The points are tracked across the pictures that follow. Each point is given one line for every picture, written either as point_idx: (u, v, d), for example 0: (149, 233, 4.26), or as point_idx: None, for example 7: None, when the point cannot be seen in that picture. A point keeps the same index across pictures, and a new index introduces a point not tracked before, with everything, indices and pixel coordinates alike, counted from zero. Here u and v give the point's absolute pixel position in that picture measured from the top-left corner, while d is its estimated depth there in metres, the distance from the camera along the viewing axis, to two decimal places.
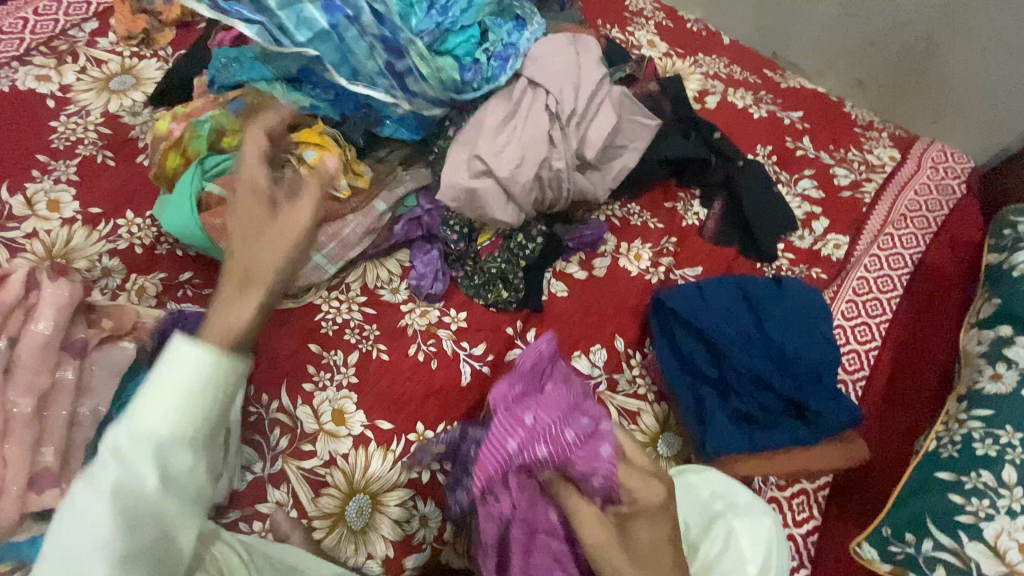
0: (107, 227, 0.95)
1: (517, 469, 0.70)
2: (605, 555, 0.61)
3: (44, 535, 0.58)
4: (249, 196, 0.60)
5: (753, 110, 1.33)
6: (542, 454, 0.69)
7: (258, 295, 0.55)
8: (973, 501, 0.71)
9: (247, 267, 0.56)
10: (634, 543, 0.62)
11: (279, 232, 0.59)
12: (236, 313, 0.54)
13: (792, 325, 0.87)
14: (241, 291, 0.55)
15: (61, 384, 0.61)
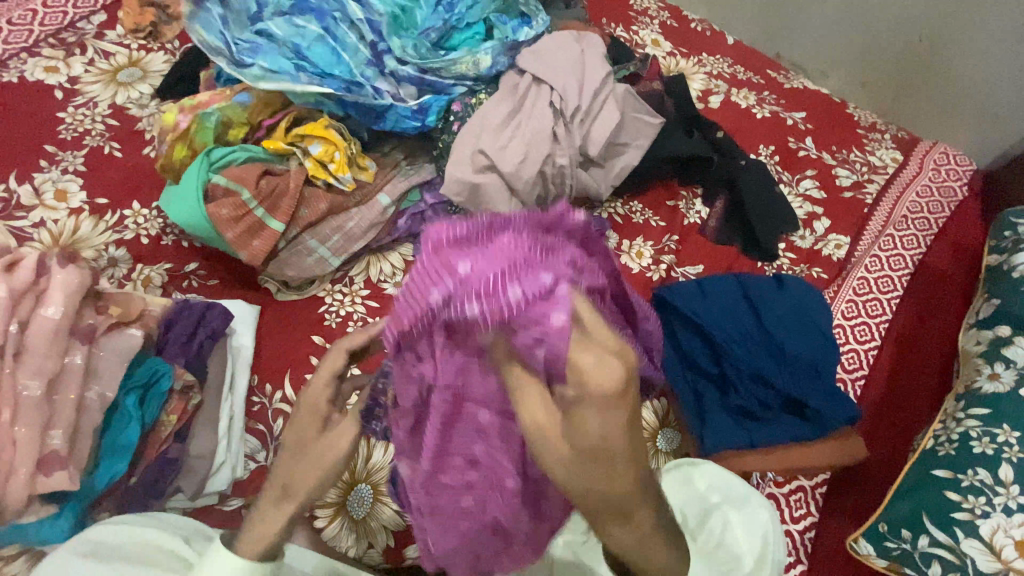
0: (113, 218, 0.96)
1: (441, 327, 0.51)
2: (542, 441, 0.40)
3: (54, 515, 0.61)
4: (306, 396, 0.55)
5: (756, 110, 1.33)
6: (473, 312, 0.49)
7: (291, 510, 0.52)
8: (969, 499, 0.71)
9: (285, 480, 0.52)
10: (580, 440, 0.37)
11: (319, 452, 0.52)
12: (264, 526, 0.52)
13: (793, 323, 0.88)
14: (275, 503, 0.52)
15: (70, 369, 0.62)
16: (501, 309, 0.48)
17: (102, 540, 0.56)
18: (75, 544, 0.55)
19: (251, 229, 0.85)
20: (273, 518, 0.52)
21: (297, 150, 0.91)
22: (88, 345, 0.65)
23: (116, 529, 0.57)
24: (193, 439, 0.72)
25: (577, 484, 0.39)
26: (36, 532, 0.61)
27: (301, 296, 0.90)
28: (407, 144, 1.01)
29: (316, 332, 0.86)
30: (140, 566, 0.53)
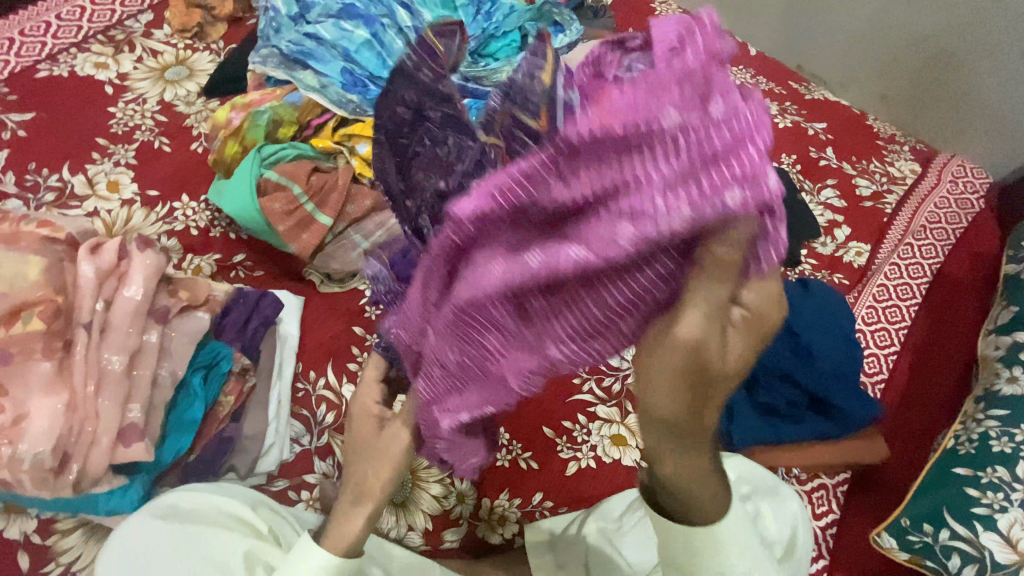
0: (164, 209, 1.00)
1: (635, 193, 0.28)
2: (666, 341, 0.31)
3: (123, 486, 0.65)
4: (360, 415, 0.59)
5: (778, 120, 1.37)
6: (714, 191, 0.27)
7: (370, 506, 0.53)
8: (988, 494, 0.74)
9: (358, 482, 0.54)
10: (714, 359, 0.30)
11: (383, 447, 0.54)
12: (346, 527, 0.52)
13: (818, 324, 0.90)
14: (354, 505, 0.53)
15: (146, 348, 0.66)
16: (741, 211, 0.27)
17: (177, 504, 0.62)
18: (152, 508, 0.61)
19: (300, 223, 0.89)
20: (352, 518, 0.52)
21: (344, 149, 0.95)
22: (161, 325, 0.69)
23: (187, 496, 0.63)
24: (247, 420, 0.76)
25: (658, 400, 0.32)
26: (107, 502, 0.64)
27: (343, 289, 0.92)
28: None
29: (356, 323, 0.87)
30: (213, 530, 0.60)
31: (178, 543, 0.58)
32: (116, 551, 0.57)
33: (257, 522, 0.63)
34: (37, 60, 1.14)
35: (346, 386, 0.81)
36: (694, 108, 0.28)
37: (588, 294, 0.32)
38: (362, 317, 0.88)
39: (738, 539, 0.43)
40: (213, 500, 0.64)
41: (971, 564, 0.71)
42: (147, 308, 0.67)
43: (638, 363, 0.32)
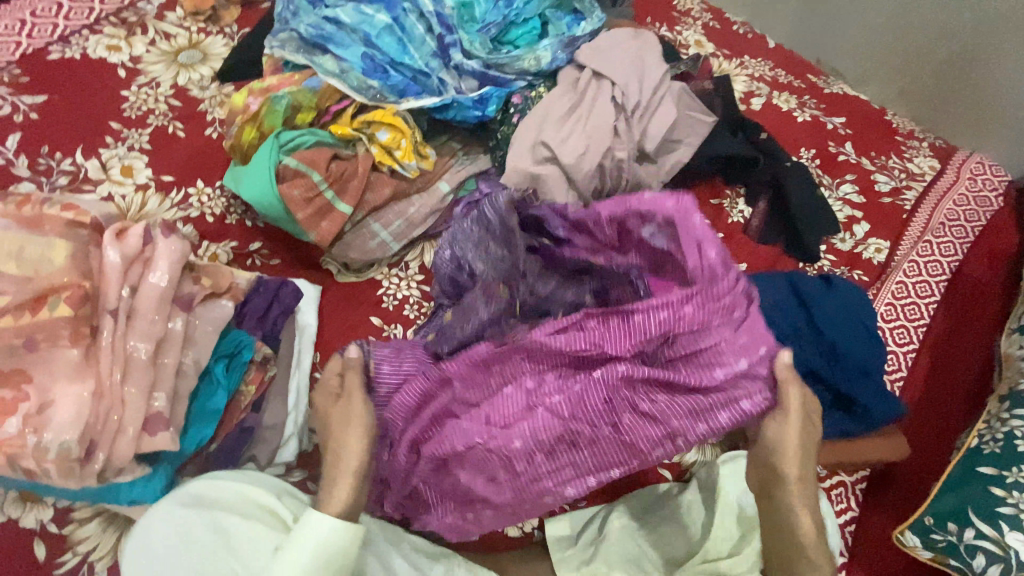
0: (179, 195, 0.99)
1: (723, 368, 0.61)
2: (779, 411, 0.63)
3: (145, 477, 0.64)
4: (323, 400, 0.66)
5: (797, 114, 1.35)
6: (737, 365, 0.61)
7: (346, 483, 0.60)
8: (1014, 494, 0.73)
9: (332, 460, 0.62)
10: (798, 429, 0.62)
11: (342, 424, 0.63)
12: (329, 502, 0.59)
13: (842, 321, 0.90)
14: (330, 483, 0.61)
15: (171, 335, 0.66)
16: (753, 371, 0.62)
17: (201, 493, 0.61)
18: (177, 496, 0.60)
19: (320, 211, 0.87)
20: (335, 490, 0.60)
21: (363, 136, 0.94)
22: (186, 312, 0.68)
23: (212, 484, 0.62)
24: (267, 410, 0.75)
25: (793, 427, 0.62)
26: (129, 491, 0.64)
27: (360, 279, 0.93)
28: (462, 134, 1.03)
29: (373, 314, 0.90)
30: (238, 524, 0.59)
31: (204, 536, 0.58)
32: (144, 541, 0.57)
33: (281, 514, 0.61)
34: (48, 42, 1.12)
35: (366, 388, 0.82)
36: (737, 305, 0.61)
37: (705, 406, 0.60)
38: (380, 307, 0.91)
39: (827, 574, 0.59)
40: (238, 490, 0.62)
41: (996, 563, 0.70)
42: (172, 295, 0.66)
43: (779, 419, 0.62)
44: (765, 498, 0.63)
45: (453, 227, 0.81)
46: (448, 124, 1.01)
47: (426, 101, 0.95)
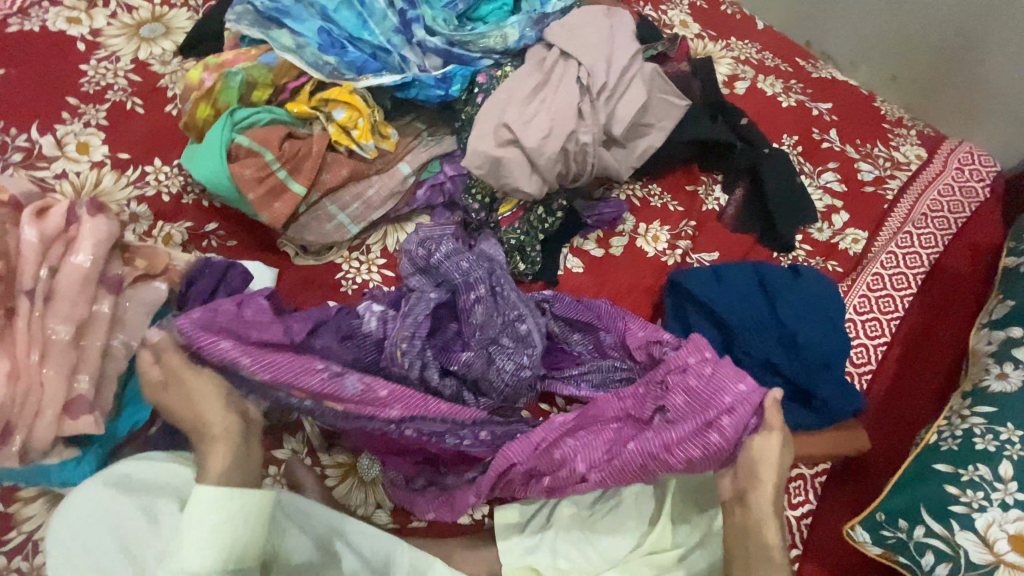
0: (135, 173, 0.96)
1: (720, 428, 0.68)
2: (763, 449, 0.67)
3: (70, 462, 0.64)
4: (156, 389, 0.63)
5: (782, 99, 1.31)
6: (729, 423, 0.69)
7: (224, 446, 0.59)
8: (968, 493, 0.72)
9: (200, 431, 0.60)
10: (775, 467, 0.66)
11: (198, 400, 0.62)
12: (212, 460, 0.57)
13: (805, 312, 0.88)
14: (209, 446, 0.59)
15: (96, 317, 0.65)
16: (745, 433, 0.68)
17: (131, 474, 0.59)
18: (104, 475, 0.59)
19: (272, 191, 0.86)
20: (218, 450, 0.58)
21: (320, 115, 0.92)
22: (115, 295, 0.67)
23: (143, 465, 0.60)
24: None
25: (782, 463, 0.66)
26: (60, 473, 0.63)
27: (319, 262, 0.92)
28: (429, 114, 1.01)
29: (331, 298, 0.89)
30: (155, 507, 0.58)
31: (131, 516, 0.56)
32: (69, 522, 0.55)
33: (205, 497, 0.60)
34: (6, 13, 1.09)
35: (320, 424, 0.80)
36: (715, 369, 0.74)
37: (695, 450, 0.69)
38: (338, 291, 0.90)
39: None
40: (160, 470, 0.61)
41: (944, 562, 0.70)
42: (97, 276, 0.65)
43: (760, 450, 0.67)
44: (741, 508, 0.65)
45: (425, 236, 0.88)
46: (412, 102, 0.99)
47: (386, 80, 0.92)
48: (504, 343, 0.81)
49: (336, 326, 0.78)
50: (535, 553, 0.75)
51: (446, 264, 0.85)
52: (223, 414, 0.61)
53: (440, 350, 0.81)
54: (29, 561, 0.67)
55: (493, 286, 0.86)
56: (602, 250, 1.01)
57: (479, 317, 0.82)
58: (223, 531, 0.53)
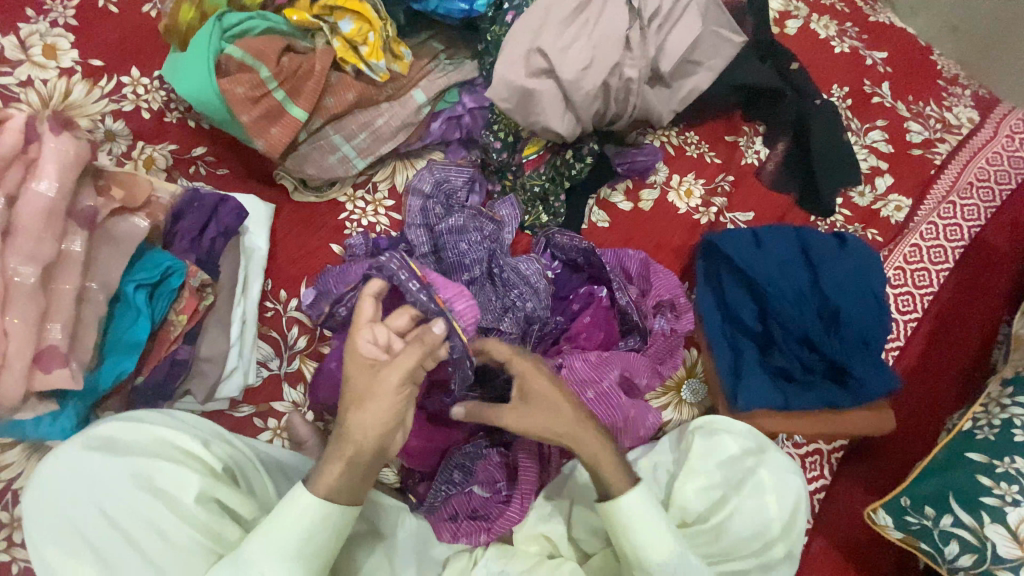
0: (110, 84, 0.81)
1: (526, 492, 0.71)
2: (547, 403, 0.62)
3: (45, 417, 0.58)
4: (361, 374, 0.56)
5: (835, 44, 1.18)
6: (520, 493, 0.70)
7: (341, 471, 0.53)
8: (1001, 485, 0.70)
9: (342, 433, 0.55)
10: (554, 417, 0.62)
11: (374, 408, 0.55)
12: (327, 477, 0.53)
13: (852, 285, 0.82)
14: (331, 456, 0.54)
15: (68, 256, 0.58)
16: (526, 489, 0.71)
17: (116, 435, 0.54)
18: (86, 437, 0.53)
19: (269, 114, 0.75)
20: (340, 474, 0.53)
21: (324, 25, 0.79)
22: (88, 230, 0.60)
23: (129, 426, 0.55)
24: (203, 341, 0.68)
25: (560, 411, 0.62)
26: (35, 429, 0.58)
27: (320, 199, 0.82)
28: (448, 33, 0.88)
29: (333, 241, 0.81)
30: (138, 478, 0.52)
31: (111, 479, 0.51)
32: (47, 488, 0.51)
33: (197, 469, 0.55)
34: None
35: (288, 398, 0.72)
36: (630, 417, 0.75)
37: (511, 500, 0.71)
38: (341, 234, 0.81)
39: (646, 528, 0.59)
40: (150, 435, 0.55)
41: (969, 552, 0.69)
42: (64, 209, 0.57)
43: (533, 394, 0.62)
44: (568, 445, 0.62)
45: (454, 200, 0.84)
46: (429, 18, 0.85)
47: None
48: (504, 327, 0.76)
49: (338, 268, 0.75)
50: (548, 522, 0.70)
51: (449, 238, 0.79)
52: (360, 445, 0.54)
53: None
54: (8, 511, 0.62)
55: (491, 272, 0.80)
56: (631, 204, 0.93)
57: (471, 299, 0.77)
58: (301, 551, 0.50)
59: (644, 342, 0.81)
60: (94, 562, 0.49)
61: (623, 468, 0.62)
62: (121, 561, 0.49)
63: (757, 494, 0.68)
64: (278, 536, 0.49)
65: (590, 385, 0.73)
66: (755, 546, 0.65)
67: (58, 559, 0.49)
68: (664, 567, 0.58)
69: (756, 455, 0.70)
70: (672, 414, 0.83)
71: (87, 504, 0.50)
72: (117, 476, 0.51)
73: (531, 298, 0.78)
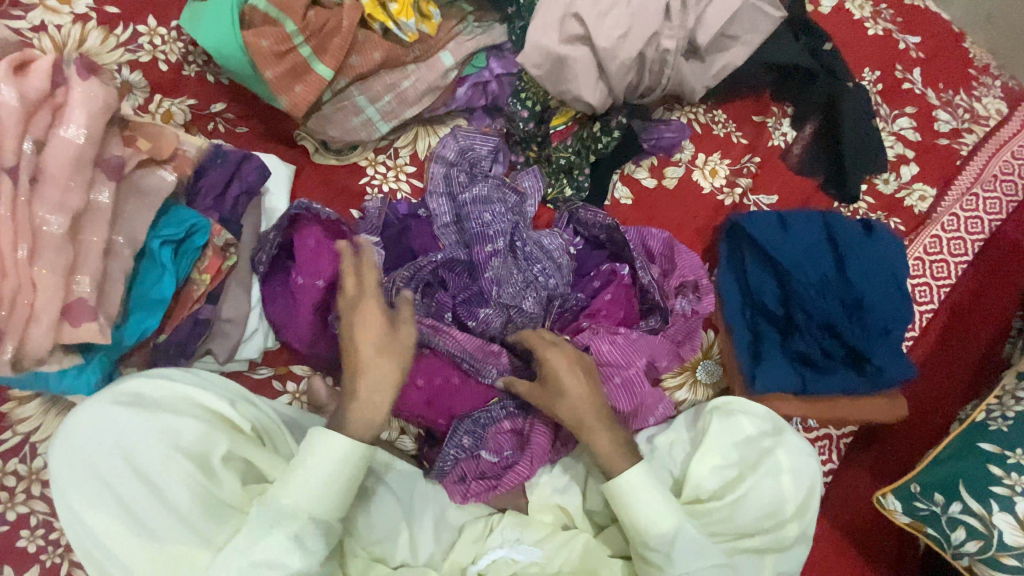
0: (126, 33, 0.76)
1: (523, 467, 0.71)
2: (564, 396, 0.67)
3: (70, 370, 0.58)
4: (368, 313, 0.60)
5: (869, 26, 1.15)
6: (518, 469, 0.70)
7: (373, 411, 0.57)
8: (1012, 476, 0.71)
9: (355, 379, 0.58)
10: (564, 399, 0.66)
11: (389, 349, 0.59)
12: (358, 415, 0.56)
13: (876, 273, 0.81)
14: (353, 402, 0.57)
15: (95, 208, 0.56)
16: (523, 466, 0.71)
17: (143, 391, 0.54)
18: (113, 392, 0.53)
19: (294, 71, 0.72)
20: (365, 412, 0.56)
21: None
22: (115, 181, 0.59)
23: (155, 383, 0.55)
24: (225, 302, 0.68)
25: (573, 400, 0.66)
26: (58, 382, 0.58)
27: (341, 162, 0.81)
28: None
29: (353, 206, 0.80)
30: (165, 434, 0.52)
31: (138, 434, 0.51)
32: (73, 440, 0.51)
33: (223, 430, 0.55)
34: None
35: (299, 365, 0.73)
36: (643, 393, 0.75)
37: (507, 474, 0.70)
38: (362, 199, 0.80)
39: (644, 492, 0.62)
40: (175, 393, 0.55)
41: (976, 539, 0.70)
42: (92, 157, 0.55)
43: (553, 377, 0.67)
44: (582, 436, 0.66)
45: (475, 169, 0.82)
46: None
47: None
48: (526, 302, 0.75)
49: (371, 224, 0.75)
50: (564, 494, 0.71)
51: (472, 208, 0.78)
52: (372, 399, 0.57)
53: (459, 303, 0.77)
54: (26, 464, 0.63)
55: (513, 243, 0.79)
56: (655, 181, 0.91)
57: (494, 271, 0.76)
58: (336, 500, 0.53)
59: (664, 322, 0.81)
60: (122, 513, 0.49)
61: (625, 455, 0.65)
62: (149, 514, 0.49)
63: (774, 476, 0.68)
64: (314, 481, 0.52)
65: (616, 371, 0.74)
66: (768, 524, 0.66)
67: (88, 511, 0.49)
68: (660, 539, 0.60)
69: (774, 436, 0.71)
70: (687, 393, 0.83)
71: (113, 459, 0.50)
72: (143, 433, 0.51)
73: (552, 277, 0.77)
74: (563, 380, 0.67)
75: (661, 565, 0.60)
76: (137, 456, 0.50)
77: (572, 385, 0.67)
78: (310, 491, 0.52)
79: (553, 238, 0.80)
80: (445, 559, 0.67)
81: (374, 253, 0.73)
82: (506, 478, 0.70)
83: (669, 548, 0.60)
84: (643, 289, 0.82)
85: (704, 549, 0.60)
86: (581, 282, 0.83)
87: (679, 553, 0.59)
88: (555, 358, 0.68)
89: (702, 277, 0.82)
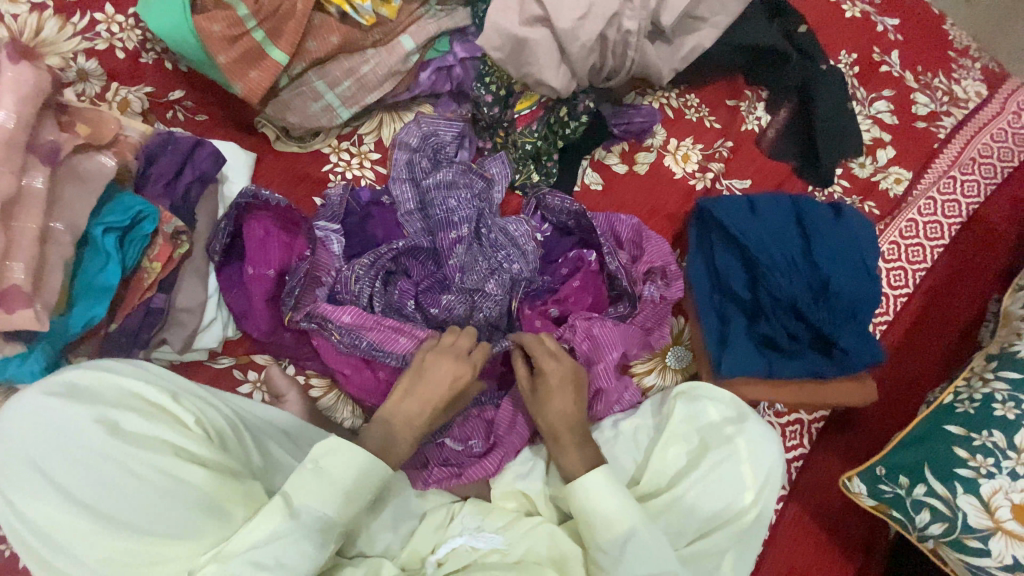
0: (85, 22, 0.72)
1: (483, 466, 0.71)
2: (554, 411, 0.67)
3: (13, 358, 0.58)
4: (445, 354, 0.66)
5: (846, 8, 1.13)
6: (479, 466, 0.71)
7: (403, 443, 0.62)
8: (977, 458, 0.70)
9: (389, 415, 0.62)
10: (549, 413, 0.67)
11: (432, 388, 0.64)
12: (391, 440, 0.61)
13: (843, 256, 0.80)
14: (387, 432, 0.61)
15: (29, 193, 0.56)
16: (484, 465, 0.71)
17: (80, 382, 0.53)
18: (48, 386, 0.52)
19: (248, 56, 0.71)
20: (398, 442, 0.61)
21: None
22: (50, 166, 0.59)
23: (95, 374, 0.54)
24: (179, 291, 0.68)
25: (560, 418, 0.67)
26: (4, 371, 0.58)
27: (303, 149, 0.80)
28: None
29: (316, 194, 0.79)
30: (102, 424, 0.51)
31: (75, 425, 0.50)
32: (9, 435, 0.50)
33: (165, 420, 0.54)
34: None
35: (260, 354, 0.72)
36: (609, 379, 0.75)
37: (468, 474, 0.71)
38: (324, 186, 0.79)
39: (602, 485, 0.61)
40: (115, 385, 0.55)
41: (940, 522, 0.70)
42: (23, 141, 0.56)
43: (547, 393, 0.68)
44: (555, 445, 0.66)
45: (439, 156, 0.81)
46: None
47: None
48: (489, 289, 0.74)
49: (333, 210, 0.75)
50: (527, 479, 0.70)
51: (435, 194, 0.77)
52: (429, 411, 0.63)
53: (422, 291, 0.76)
54: None
55: (478, 229, 0.78)
56: (626, 167, 0.90)
57: (458, 258, 0.75)
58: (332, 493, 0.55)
59: (632, 308, 0.80)
60: (64, 506, 0.48)
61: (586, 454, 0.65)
62: (99, 505, 0.49)
63: (735, 464, 0.68)
64: (337, 484, 0.56)
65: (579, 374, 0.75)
66: (729, 511, 0.66)
67: (29, 505, 0.48)
68: (613, 542, 0.59)
69: (736, 423, 0.70)
70: (655, 379, 0.83)
71: (50, 452, 0.49)
72: (79, 425, 0.50)
73: (513, 261, 0.76)
74: (551, 395, 0.67)
75: (609, 568, 0.59)
76: (72, 449, 0.49)
77: (550, 399, 0.67)
78: (333, 494, 0.55)
79: (519, 227, 0.78)
80: (404, 549, 0.67)
81: (334, 244, 0.73)
82: (468, 476, 0.71)
83: (619, 555, 0.58)
84: (609, 275, 0.81)
85: (658, 552, 0.58)
86: (551, 270, 0.82)
87: (627, 557, 0.58)
88: (551, 372, 0.68)
89: (670, 264, 0.81)
